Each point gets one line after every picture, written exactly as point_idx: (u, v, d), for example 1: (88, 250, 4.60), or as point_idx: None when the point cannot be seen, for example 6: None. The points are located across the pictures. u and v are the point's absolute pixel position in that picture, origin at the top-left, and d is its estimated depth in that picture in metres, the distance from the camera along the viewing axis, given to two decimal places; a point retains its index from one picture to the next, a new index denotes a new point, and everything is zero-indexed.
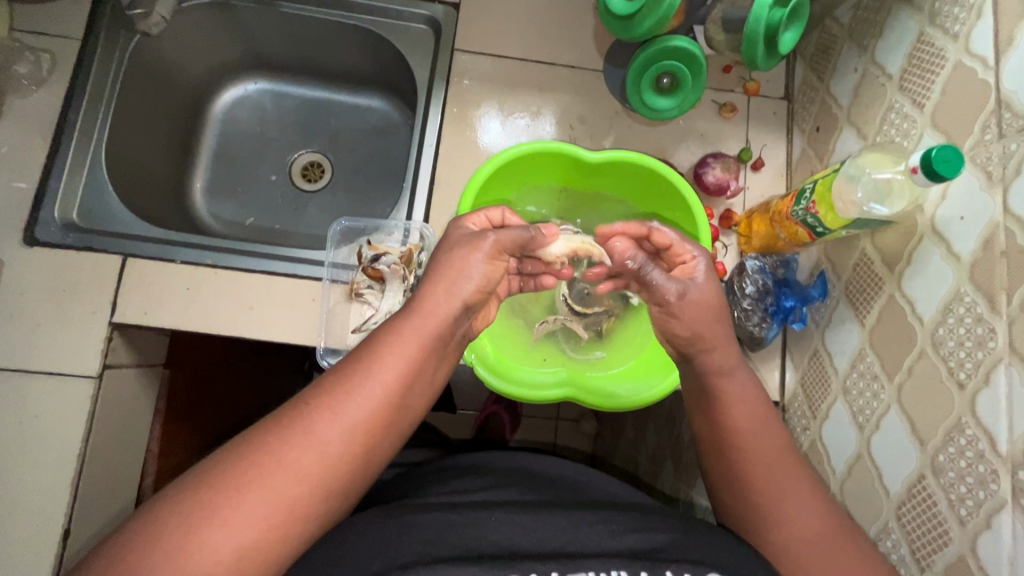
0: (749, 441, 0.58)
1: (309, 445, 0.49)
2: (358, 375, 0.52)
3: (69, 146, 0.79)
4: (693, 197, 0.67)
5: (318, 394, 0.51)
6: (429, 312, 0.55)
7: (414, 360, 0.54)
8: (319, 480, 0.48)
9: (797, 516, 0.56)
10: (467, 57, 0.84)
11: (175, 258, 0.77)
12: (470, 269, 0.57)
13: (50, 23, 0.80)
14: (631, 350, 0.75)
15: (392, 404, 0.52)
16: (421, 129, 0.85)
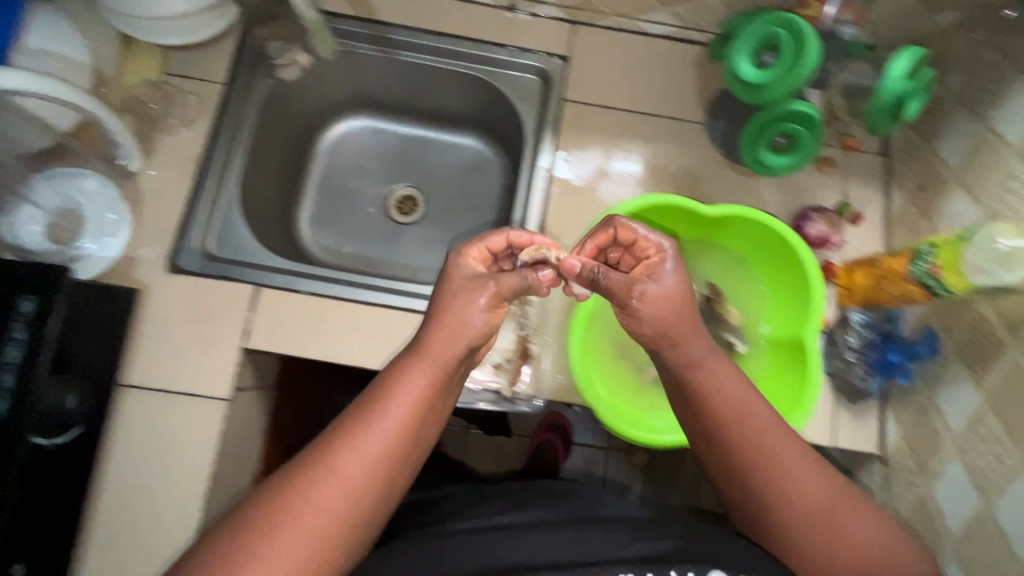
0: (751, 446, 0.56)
1: (334, 486, 0.50)
2: (371, 414, 0.53)
3: (210, 181, 0.85)
4: (807, 250, 0.69)
5: (336, 436, 0.53)
6: (437, 350, 0.56)
7: (424, 395, 0.55)
8: (344, 516, 0.50)
9: (809, 525, 0.55)
10: (577, 108, 0.89)
11: (302, 289, 0.82)
12: (471, 313, 0.57)
13: (197, 68, 0.87)
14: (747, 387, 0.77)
15: (408, 438, 0.54)
16: (530, 173, 0.89)
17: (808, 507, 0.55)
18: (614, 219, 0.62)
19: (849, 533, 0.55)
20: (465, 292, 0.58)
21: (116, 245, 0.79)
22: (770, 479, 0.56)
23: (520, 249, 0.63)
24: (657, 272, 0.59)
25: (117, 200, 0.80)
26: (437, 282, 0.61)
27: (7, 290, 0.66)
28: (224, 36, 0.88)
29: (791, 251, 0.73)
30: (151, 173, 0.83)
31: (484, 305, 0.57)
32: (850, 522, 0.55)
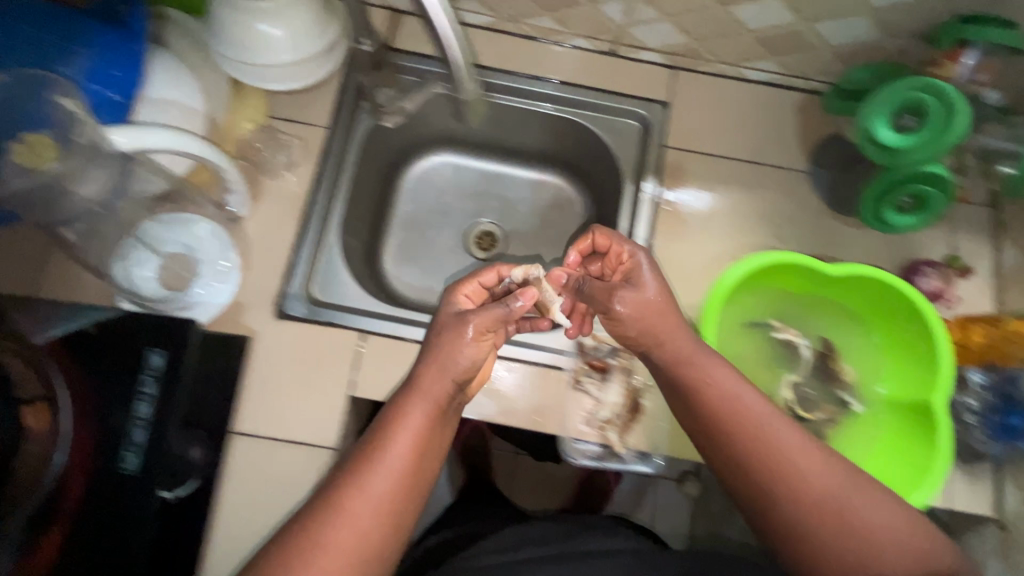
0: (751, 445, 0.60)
1: (345, 524, 0.54)
2: (375, 451, 0.57)
3: (314, 224, 0.85)
4: (934, 313, 0.69)
5: (345, 475, 0.56)
6: (432, 390, 0.59)
7: (422, 429, 0.58)
8: (362, 551, 0.55)
9: (817, 513, 0.57)
10: (678, 155, 0.89)
11: (408, 338, 0.81)
12: (460, 346, 0.59)
13: (301, 111, 0.87)
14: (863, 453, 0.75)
15: (409, 474, 0.57)
16: (630, 219, 0.88)
17: (822, 498, 0.57)
18: (590, 229, 0.70)
19: (869, 529, 0.56)
20: (451, 328, 0.61)
21: (227, 291, 0.79)
22: (782, 477, 0.58)
23: (511, 274, 0.69)
24: (635, 277, 0.66)
25: (227, 246, 0.80)
26: (430, 324, 0.64)
27: (137, 343, 0.66)
28: (328, 80, 0.88)
29: (916, 314, 0.71)
30: (257, 218, 0.83)
31: (472, 338, 0.60)
32: (868, 518, 0.56)
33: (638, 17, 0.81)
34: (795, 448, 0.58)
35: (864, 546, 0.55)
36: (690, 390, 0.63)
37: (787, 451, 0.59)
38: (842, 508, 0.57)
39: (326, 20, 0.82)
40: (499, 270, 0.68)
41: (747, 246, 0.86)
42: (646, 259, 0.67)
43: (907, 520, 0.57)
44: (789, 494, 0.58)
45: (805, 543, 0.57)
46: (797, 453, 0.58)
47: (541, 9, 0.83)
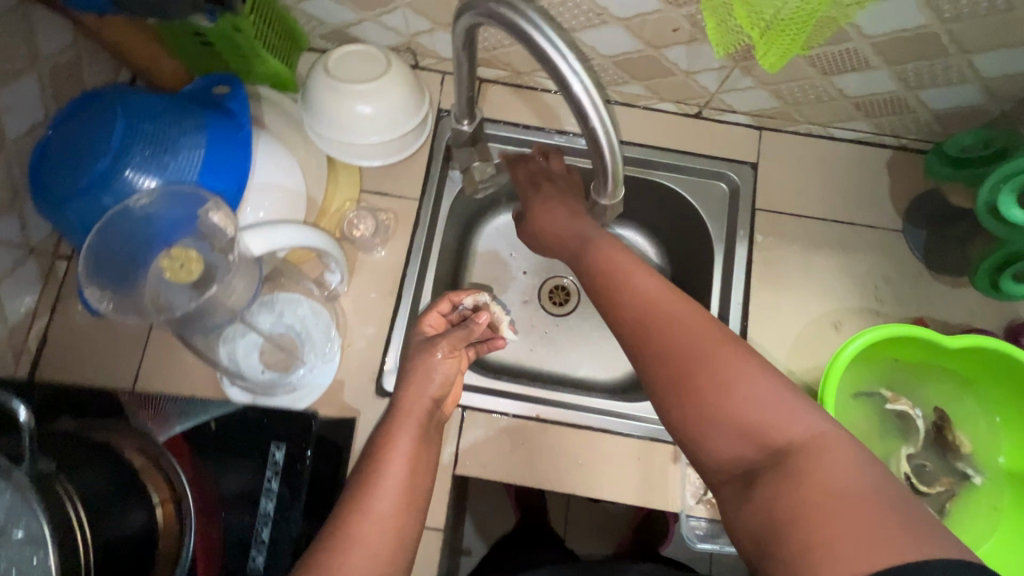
0: (651, 319, 0.58)
1: (353, 551, 0.57)
2: (374, 479, 0.62)
3: (408, 296, 0.84)
4: None
5: (348, 509, 0.60)
6: (413, 412, 0.67)
7: (414, 451, 0.65)
8: (377, 570, 0.57)
9: (682, 363, 0.53)
10: (768, 217, 0.88)
11: (506, 412, 0.82)
12: (434, 364, 0.70)
13: (393, 185, 0.87)
14: (981, 521, 0.73)
15: (406, 490, 0.63)
16: (723, 283, 0.87)
17: (682, 352, 0.54)
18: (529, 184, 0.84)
19: (715, 378, 0.51)
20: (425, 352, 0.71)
21: (329, 371, 0.77)
22: (649, 329, 0.57)
23: (461, 301, 0.78)
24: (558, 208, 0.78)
25: (328, 325, 0.79)
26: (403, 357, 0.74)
27: (260, 440, 0.66)
28: (418, 152, 0.89)
29: None
30: (353, 293, 0.82)
31: (442, 357, 0.70)
32: (731, 381, 0.51)
33: (733, 85, 0.81)
34: (662, 307, 0.58)
35: (724, 418, 0.50)
36: (591, 261, 0.67)
37: (651, 307, 0.58)
38: (699, 364, 0.52)
39: (418, 96, 0.83)
40: (450, 301, 0.77)
41: (846, 308, 0.85)
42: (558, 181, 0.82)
43: (763, 387, 0.50)
44: (655, 346, 0.56)
45: (669, 400, 0.54)
46: (654, 308, 0.58)
47: (632, 78, 0.84)
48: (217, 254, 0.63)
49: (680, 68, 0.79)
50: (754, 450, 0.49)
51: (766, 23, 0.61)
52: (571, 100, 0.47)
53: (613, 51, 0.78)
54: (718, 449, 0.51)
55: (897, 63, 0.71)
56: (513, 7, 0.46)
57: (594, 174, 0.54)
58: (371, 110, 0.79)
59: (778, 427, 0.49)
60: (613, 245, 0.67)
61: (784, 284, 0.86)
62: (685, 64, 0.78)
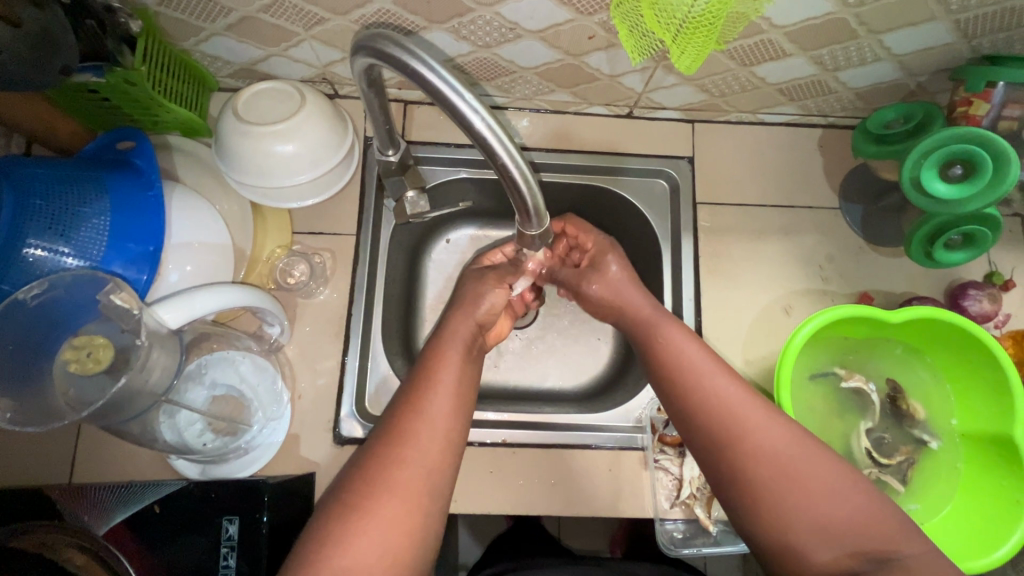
0: (736, 421, 0.59)
1: (409, 451, 0.56)
2: (428, 386, 0.61)
3: (357, 336, 0.81)
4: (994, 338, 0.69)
5: (400, 414, 0.59)
6: (461, 330, 0.69)
7: (462, 363, 0.65)
8: (428, 473, 0.56)
9: (769, 468, 0.56)
10: (709, 209, 0.88)
11: (473, 441, 0.80)
12: (484, 292, 0.74)
13: (326, 223, 0.84)
14: (943, 485, 0.75)
15: (459, 399, 0.62)
16: (674, 280, 0.87)
17: (765, 455, 0.56)
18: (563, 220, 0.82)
19: (802, 482, 0.55)
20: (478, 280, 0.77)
21: (281, 428, 0.75)
22: (730, 430, 0.58)
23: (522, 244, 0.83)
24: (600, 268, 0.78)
25: (274, 380, 0.76)
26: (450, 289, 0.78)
27: (212, 516, 0.62)
28: (349, 185, 0.85)
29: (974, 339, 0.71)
30: (298, 342, 0.79)
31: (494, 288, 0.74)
32: (817, 487, 0.55)
33: (659, 83, 0.80)
34: (739, 405, 0.60)
35: (815, 522, 0.53)
36: (651, 350, 0.68)
37: (731, 409, 0.60)
38: (790, 471, 0.55)
39: (340, 129, 0.80)
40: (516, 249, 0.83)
41: (796, 292, 0.85)
42: (604, 243, 0.79)
43: (840, 486, 0.55)
44: (732, 445, 0.58)
45: (758, 499, 0.56)
46: (734, 410, 0.60)
47: (558, 86, 0.82)
48: (128, 336, 0.61)
49: (603, 73, 0.78)
50: (846, 555, 0.52)
51: (676, 25, 0.60)
52: (475, 137, 0.48)
53: (533, 63, 0.76)
54: (815, 553, 0.53)
55: (812, 49, 0.71)
56: (406, 51, 0.47)
57: (516, 210, 0.55)
58: (292, 149, 0.75)
59: (871, 535, 0.52)
60: (680, 329, 0.69)
61: (733, 275, 0.86)
62: (607, 69, 0.77)
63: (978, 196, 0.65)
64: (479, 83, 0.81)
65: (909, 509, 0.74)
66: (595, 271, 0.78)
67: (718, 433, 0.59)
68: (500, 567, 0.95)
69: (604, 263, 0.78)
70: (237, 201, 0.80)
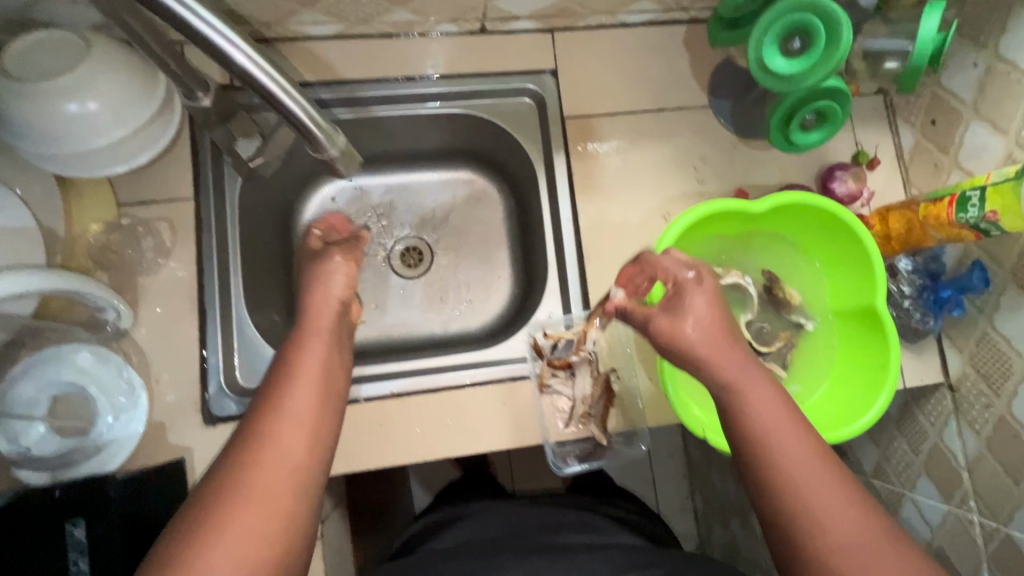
0: (792, 472, 0.51)
1: (276, 448, 0.49)
2: (292, 375, 0.55)
3: (214, 309, 0.75)
4: (849, 214, 0.70)
5: (263, 411, 0.52)
6: (321, 311, 0.65)
7: (329, 350, 0.60)
8: (304, 467, 0.50)
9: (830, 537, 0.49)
10: (579, 122, 0.84)
11: (358, 397, 0.76)
12: (330, 269, 0.71)
13: (158, 188, 0.75)
14: (821, 365, 0.78)
15: (331, 392, 0.56)
16: (551, 202, 0.84)
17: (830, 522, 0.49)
18: (641, 254, 0.68)
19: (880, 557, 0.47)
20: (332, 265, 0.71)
21: (139, 417, 0.69)
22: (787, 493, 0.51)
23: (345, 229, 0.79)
24: (685, 299, 0.60)
25: (122, 368, 0.69)
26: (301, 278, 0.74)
27: (56, 518, 0.61)
28: (176, 143, 0.76)
29: (840, 221, 0.72)
30: (145, 324, 0.72)
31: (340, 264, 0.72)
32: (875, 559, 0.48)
33: None
34: (798, 461, 0.52)
35: None
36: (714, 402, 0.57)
37: (789, 461, 0.52)
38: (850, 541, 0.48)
39: (148, 76, 0.70)
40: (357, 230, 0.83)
41: (672, 197, 0.84)
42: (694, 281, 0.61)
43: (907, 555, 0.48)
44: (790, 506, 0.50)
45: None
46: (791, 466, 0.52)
47: (392, 3, 0.75)
48: None
49: None
50: None
51: None
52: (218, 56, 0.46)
53: None
54: None
55: None
56: None
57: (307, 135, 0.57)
58: (85, 107, 0.64)
59: None
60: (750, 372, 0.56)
61: (611, 187, 0.83)
62: None
63: (811, 71, 0.63)
64: (252, 25, 0.77)
65: (788, 390, 0.77)
66: (689, 287, 0.61)
67: (795, 512, 0.50)
68: (441, 512, 1.00)
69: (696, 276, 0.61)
70: (39, 177, 0.70)
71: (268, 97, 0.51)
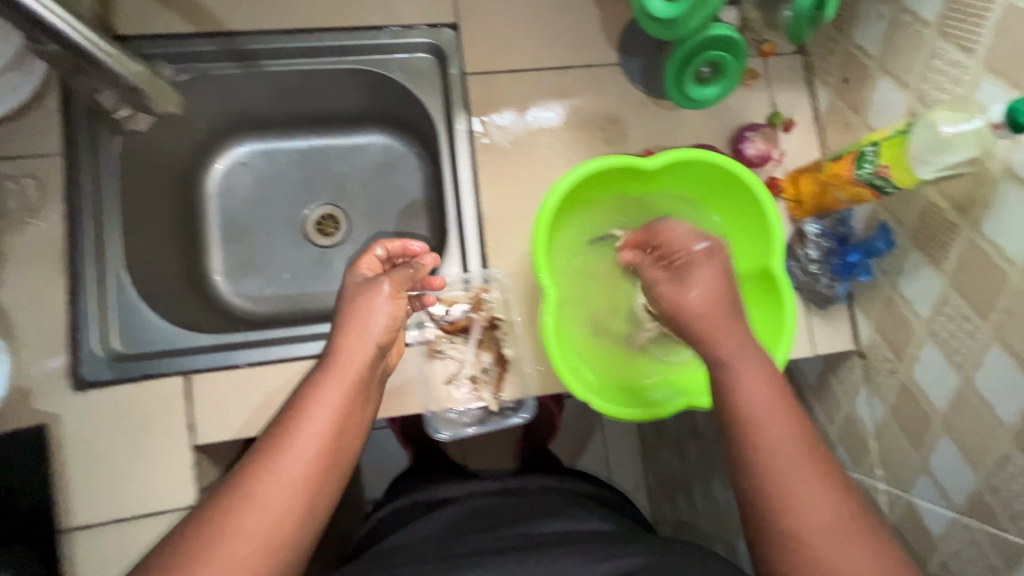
0: (795, 485, 0.54)
1: (252, 508, 0.53)
2: (292, 432, 0.57)
3: (87, 273, 0.72)
4: (746, 169, 0.67)
5: (254, 464, 0.56)
6: (351, 360, 0.61)
7: (340, 406, 0.59)
8: (272, 535, 0.53)
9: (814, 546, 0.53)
10: (480, 79, 0.80)
11: (240, 362, 0.73)
12: (374, 305, 0.64)
13: (23, 143, 0.72)
14: None
15: (326, 452, 0.57)
16: (451, 164, 0.81)
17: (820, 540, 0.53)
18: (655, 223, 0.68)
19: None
20: (366, 300, 0.64)
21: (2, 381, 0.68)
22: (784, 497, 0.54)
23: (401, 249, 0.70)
24: (689, 265, 0.60)
25: None
26: (336, 299, 0.67)
27: None
28: (44, 97, 0.73)
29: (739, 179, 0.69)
30: (10, 284, 0.69)
31: (385, 303, 0.64)
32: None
33: None
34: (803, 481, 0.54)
35: None
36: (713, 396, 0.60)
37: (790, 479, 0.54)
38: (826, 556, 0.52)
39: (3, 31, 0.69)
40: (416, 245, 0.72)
41: (577, 158, 0.81)
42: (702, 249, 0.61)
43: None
44: (783, 513, 0.54)
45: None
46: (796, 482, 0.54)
47: None
48: None
49: None
50: None
51: None
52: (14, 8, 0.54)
53: None
54: None
55: None
56: None
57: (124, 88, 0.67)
58: None
59: None
60: (780, 398, 0.57)
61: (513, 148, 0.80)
62: None
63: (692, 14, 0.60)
64: None
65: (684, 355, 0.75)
66: (700, 259, 0.60)
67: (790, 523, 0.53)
68: (406, 505, 0.93)
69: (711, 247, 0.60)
70: None
71: (72, 46, 0.60)
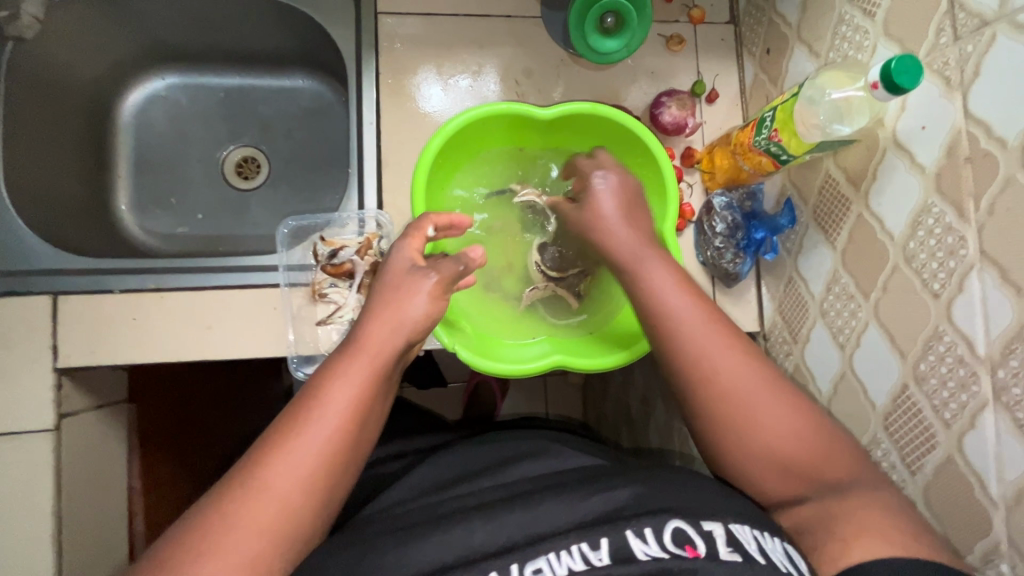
0: (693, 340, 0.56)
1: (262, 502, 0.47)
2: (308, 418, 0.50)
3: None
4: (642, 125, 0.64)
5: (263, 452, 0.48)
6: (380, 349, 0.53)
7: (362, 395, 0.51)
8: (278, 532, 0.47)
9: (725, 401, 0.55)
10: (393, 20, 0.78)
11: (113, 288, 0.71)
12: (413, 299, 0.54)
13: None
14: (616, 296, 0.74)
15: (344, 445, 0.50)
16: (357, 106, 0.78)
17: (737, 393, 0.55)
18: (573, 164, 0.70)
19: (775, 437, 0.54)
20: (408, 284, 0.55)
21: None
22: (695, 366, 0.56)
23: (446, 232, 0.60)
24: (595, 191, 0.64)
25: None
26: (375, 278, 0.58)
27: None
28: None
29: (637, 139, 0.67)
30: None
31: (426, 299, 0.55)
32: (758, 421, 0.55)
33: None
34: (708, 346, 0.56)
35: (760, 447, 0.54)
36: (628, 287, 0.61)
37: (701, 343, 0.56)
38: (739, 409, 0.55)
39: None
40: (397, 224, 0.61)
41: None
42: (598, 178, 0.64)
43: (810, 425, 0.55)
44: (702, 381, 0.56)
45: (727, 459, 0.57)
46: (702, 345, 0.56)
47: None
48: None
49: None
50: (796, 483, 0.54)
51: None
52: None
53: None
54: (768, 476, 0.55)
55: None
56: None
57: None
58: None
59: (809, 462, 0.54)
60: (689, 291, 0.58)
61: (420, 92, 0.77)
62: None
63: None
64: None
65: (570, 319, 0.74)
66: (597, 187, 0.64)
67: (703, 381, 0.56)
68: None
69: (601, 176, 0.64)
70: None
71: None
